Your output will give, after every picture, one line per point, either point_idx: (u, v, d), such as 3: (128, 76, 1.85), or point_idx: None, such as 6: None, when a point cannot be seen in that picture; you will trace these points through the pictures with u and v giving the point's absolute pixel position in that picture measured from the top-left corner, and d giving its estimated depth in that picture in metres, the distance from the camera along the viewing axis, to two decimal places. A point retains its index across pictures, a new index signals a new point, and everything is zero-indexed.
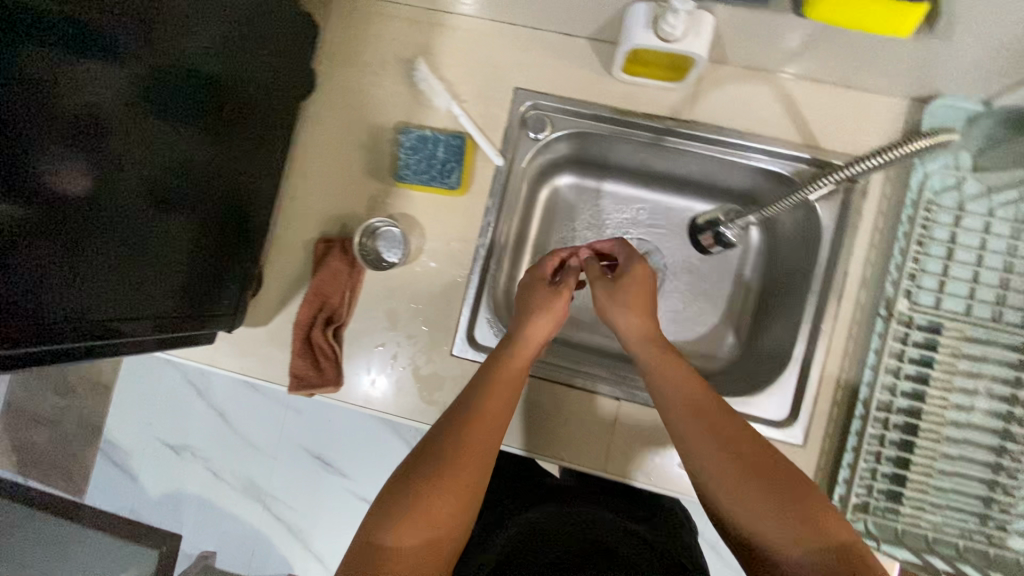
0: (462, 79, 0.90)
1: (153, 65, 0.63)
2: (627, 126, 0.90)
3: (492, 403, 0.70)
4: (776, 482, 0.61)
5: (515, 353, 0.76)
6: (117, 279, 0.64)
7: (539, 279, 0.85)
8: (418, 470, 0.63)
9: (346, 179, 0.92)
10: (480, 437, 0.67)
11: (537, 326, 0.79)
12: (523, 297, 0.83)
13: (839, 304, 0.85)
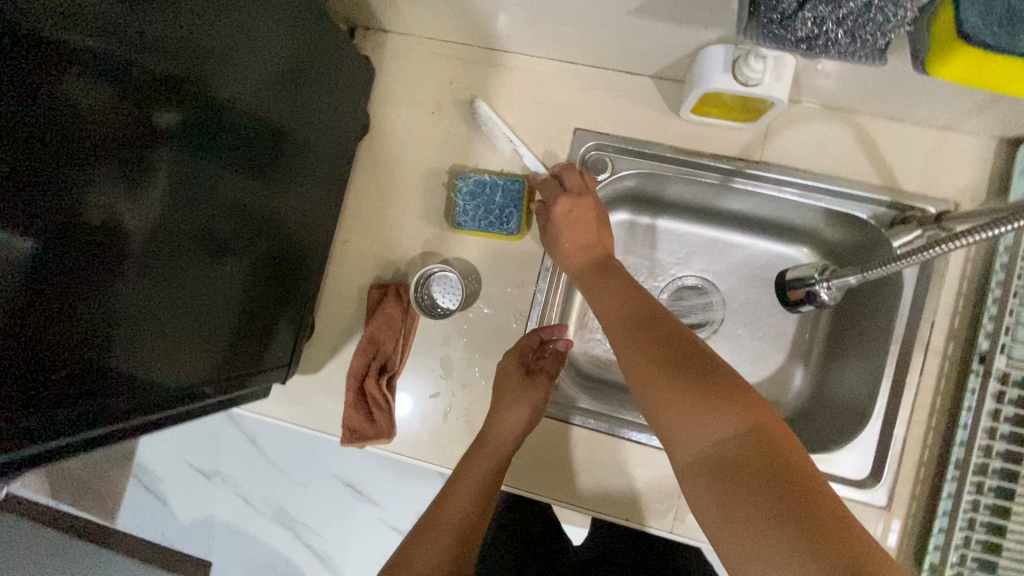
0: (521, 120, 0.88)
1: (215, 113, 0.60)
2: (694, 167, 0.86)
3: (457, 501, 0.76)
4: (766, 463, 0.45)
5: (485, 447, 0.79)
6: (169, 338, 0.60)
7: (513, 365, 0.83)
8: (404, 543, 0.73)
9: (400, 222, 0.89)
10: (453, 522, 0.74)
11: (507, 415, 0.80)
12: (499, 384, 0.82)
13: (923, 355, 0.80)
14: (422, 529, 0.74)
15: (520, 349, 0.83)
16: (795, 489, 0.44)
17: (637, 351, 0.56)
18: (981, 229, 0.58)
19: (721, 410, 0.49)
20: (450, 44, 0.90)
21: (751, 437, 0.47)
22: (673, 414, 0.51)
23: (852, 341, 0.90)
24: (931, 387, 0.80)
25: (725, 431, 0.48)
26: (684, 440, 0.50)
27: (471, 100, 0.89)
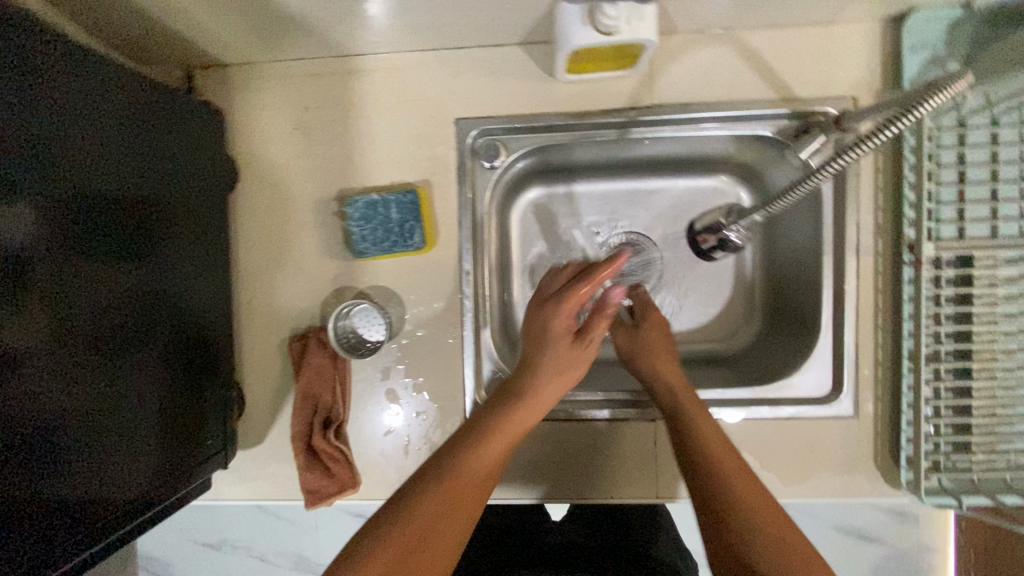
0: (396, 125, 0.81)
1: (71, 204, 0.55)
2: (588, 128, 0.82)
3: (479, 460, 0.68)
4: (774, 543, 0.61)
5: (520, 410, 0.73)
6: (80, 455, 0.56)
7: (562, 326, 0.77)
8: (410, 499, 0.63)
9: (302, 264, 0.83)
10: (475, 484, 0.66)
11: (546, 386, 0.75)
12: (547, 339, 0.77)
13: (857, 259, 0.79)
14: (446, 489, 0.64)
15: (569, 305, 0.77)
16: (773, 549, 0.61)
17: (693, 410, 0.74)
18: (854, 145, 0.55)
19: (732, 484, 0.67)
20: (299, 61, 0.82)
21: (773, 527, 0.63)
22: (743, 529, 0.63)
23: (789, 259, 0.88)
24: (871, 288, 0.79)
25: (757, 508, 0.65)
26: (700, 481, 0.69)
27: (339, 117, 0.82)
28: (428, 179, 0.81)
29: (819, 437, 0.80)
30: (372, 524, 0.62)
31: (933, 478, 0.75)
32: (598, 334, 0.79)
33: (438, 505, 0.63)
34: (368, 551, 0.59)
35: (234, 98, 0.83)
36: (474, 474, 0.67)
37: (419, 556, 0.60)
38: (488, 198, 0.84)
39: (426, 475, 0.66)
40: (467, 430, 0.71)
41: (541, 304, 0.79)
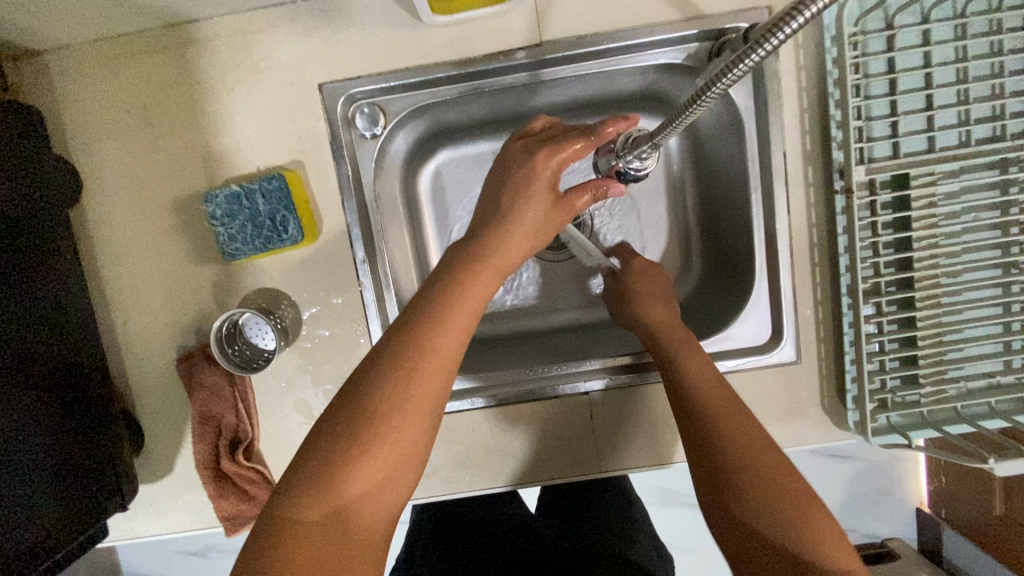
0: (253, 99, 0.70)
1: None
2: (476, 76, 0.71)
3: (449, 341, 0.48)
4: (768, 455, 0.53)
5: (487, 265, 0.55)
6: None
7: (546, 174, 0.61)
8: (375, 373, 0.46)
9: (176, 273, 0.73)
10: (431, 384, 0.46)
11: (515, 240, 0.59)
12: (525, 190, 0.60)
13: (788, 190, 0.71)
14: (377, 407, 0.44)
15: (569, 153, 0.61)
16: (768, 462, 0.53)
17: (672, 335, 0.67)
18: (780, 22, 0.37)
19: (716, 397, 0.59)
20: (125, 36, 0.69)
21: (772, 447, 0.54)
22: (738, 438, 0.55)
23: (722, 197, 0.80)
24: (805, 221, 0.72)
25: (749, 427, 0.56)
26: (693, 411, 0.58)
27: (184, 98, 0.70)
28: (300, 159, 0.70)
29: (762, 388, 0.75)
30: (304, 448, 0.45)
31: (881, 418, 0.71)
32: (569, 204, 0.63)
33: (383, 405, 0.44)
34: (302, 482, 0.43)
35: (56, 89, 0.70)
36: (453, 341, 0.49)
37: (362, 474, 0.44)
38: (376, 172, 0.74)
39: (406, 326, 0.48)
40: (417, 303, 0.51)
41: (528, 147, 0.63)
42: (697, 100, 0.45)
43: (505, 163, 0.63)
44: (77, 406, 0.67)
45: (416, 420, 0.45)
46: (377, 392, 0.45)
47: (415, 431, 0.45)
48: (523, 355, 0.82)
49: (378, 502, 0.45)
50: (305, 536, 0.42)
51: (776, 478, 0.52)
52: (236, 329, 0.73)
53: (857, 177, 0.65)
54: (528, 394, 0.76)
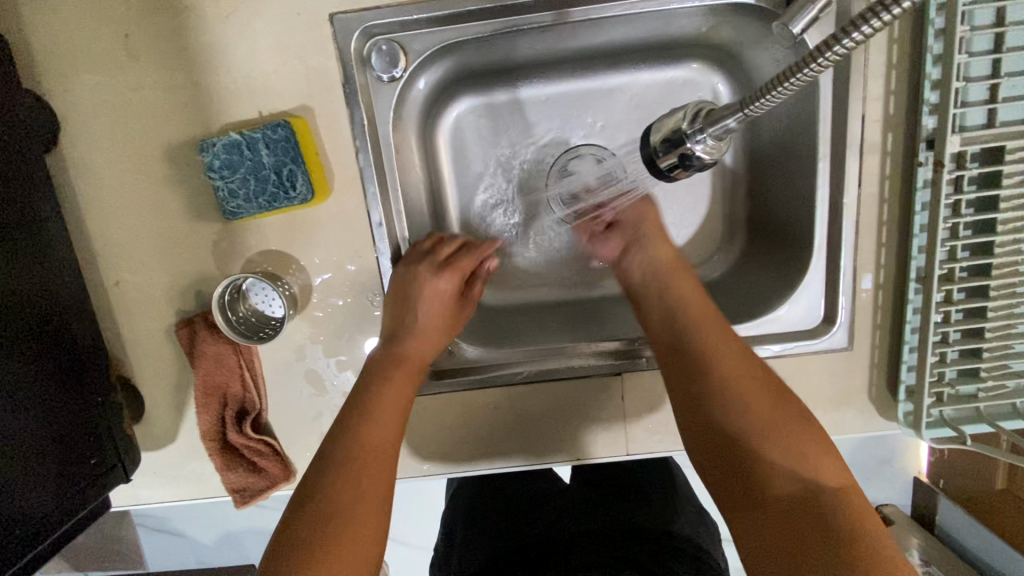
0: (252, 29, 0.60)
1: None
2: (512, 11, 0.61)
3: (381, 435, 0.54)
4: (811, 453, 0.50)
5: (403, 366, 0.60)
6: None
7: (443, 291, 0.64)
8: (327, 470, 0.51)
9: (171, 231, 0.65)
10: (378, 464, 0.52)
11: (429, 341, 0.63)
12: (420, 301, 0.63)
13: (858, 159, 0.63)
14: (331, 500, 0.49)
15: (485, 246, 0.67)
16: (823, 462, 0.50)
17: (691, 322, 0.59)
18: None
19: (755, 391, 0.53)
20: None
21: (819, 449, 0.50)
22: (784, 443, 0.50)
23: (780, 161, 0.72)
24: (876, 194, 0.65)
25: (794, 424, 0.51)
26: (727, 424, 0.52)
27: (171, 24, 0.60)
28: (308, 104, 0.61)
29: (809, 375, 0.70)
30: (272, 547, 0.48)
31: (934, 412, 0.66)
32: (466, 300, 0.67)
33: (334, 502, 0.49)
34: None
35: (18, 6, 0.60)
36: (384, 437, 0.54)
37: (338, 558, 0.47)
38: (394, 121, 0.65)
39: (352, 424, 0.54)
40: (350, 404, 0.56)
41: (414, 263, 0.65)
42: (778, 85, 0.46)
43: (408, 274, 0.63)
44: (73, 379, 0.62)
45: (366, 502, 0.50)
46: (327, 510, 0.49)
47: (367, 515, 0.49)
48: (547, 327, 0.76)
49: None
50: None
51: (826, 475, 0.49)
52: (240, 295, 0.66)
53: (950, 148, 0.57)
54: (554, 370, 0.70)
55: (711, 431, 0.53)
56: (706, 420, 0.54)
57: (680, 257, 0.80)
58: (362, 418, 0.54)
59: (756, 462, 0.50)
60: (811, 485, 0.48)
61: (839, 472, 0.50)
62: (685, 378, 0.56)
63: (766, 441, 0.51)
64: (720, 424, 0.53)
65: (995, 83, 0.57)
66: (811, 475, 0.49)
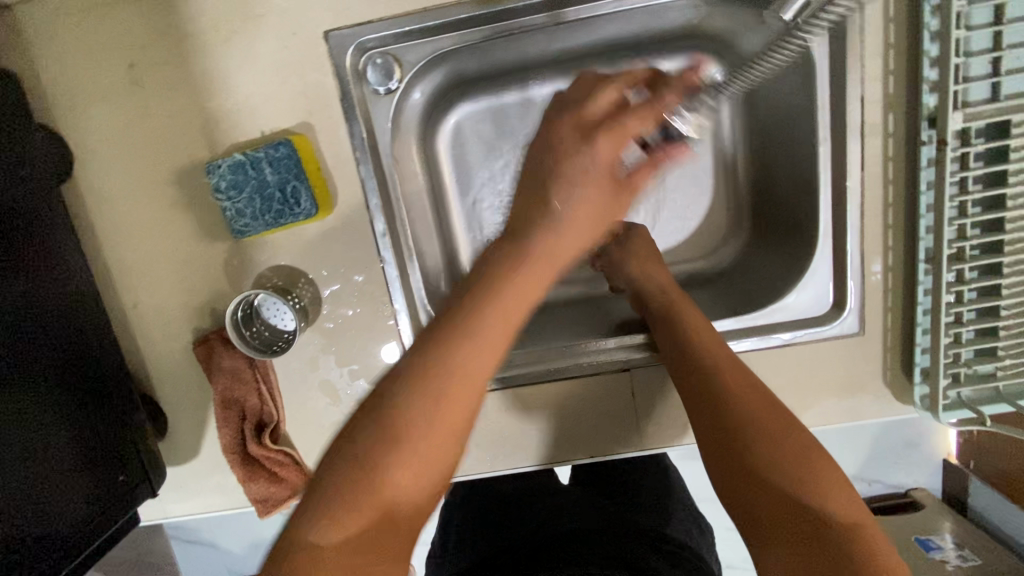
0: (250, 51, 0.61)
1: None
2: (503, 16, 0.61)
3: (502, 332, 0.43)
4: (821, 475, 0.48)
5: (511, 283, 0.45)
6: None
7: (607, 160, 0.52)
8: (410, 395, 0.40)
9: (183, 251, 0.67)
10: (474, 403, 0.42)
11: (564, 241, 0.49)
12: (574, 162, 0.51)
13: (860, 141, 0.63)
14: (413, 419, 0.40)
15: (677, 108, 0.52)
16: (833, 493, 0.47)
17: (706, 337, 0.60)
18: None
19: (773, 413, 0.53)
20: None
21: (833, 478, 0.48)
22: (787, 460, 0.49)
23: (782, 148, 0.71)
24: (880, 176, 0.64)
25: (812, 443, 0.51)
26: (735, 433, 0.52)
27: (172, 51, 0.61)
28: (308, 120, 0.63)
29: (822, 362, 0.69)
30: (316, 478, 0.40)
31: (951, 394, 0.65)
32: (630, 193, 0.53)
33: (416, 419, 0.40)
34: (326, 509, 0.38)
35: (26, 43, 0.62)
36: (480, 370, 0.42)
37: (407, 433, 0.40)
38: (392, 132, 0.66)
39: (516, 275, 0.45)
40: (469, 296, 0.44)
41: (580, 130, 0.52)
42: None
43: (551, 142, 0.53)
44: (98, 398, 0.64)
45: (458, 433, 0.41)
46: (386, 465, 0.39)
47: (456, 443, 0.41)
48: (555, 328, 0.77)
49: (413, 517, 0.41)
50: (336, 559, 0.38)
51: (837, 505, 0.47)
52: (253, 310, 0.68)
53: (952, 126, 0.57)
54: (563, 370, 0.71)
55: (727, 451, 0.52)
56: (723, 429, 0.53)
57: (683, 250, 0.81)
58: (499, 300, 0.44)
59: (756, 471, 0.50)
60: (819, 508, 0.47)
61: (852, 506, 0.47)
62: (701, 391, 0.56)
63: (762, 458, 0.50)
64: (732, 418, 0.53)
65: (996, 57, 0.56)
66: (817, 499, 0.47)
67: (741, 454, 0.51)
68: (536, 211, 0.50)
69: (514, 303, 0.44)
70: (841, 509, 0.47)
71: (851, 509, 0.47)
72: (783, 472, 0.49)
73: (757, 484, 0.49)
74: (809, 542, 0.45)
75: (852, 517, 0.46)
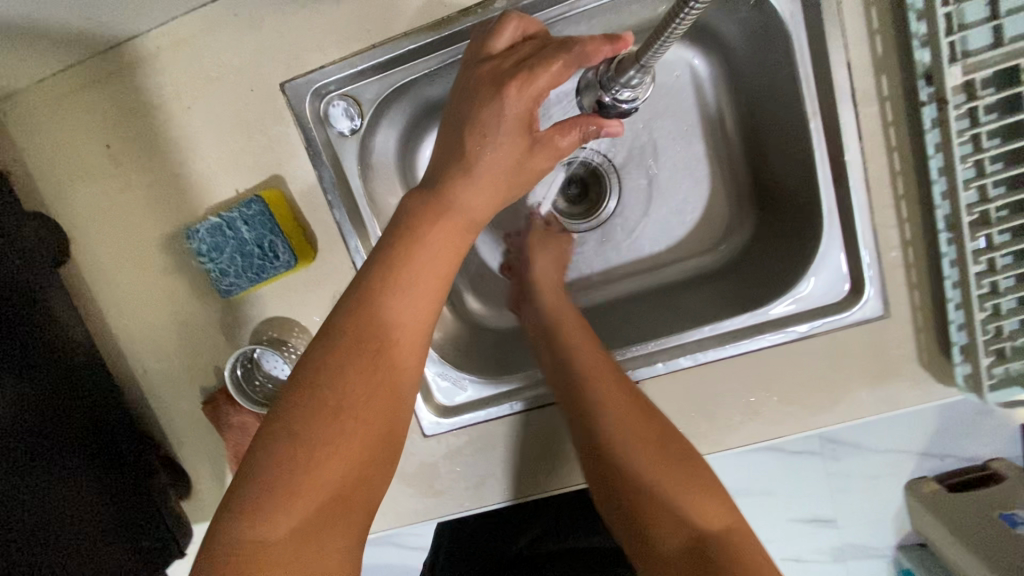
0: (216, 110, 0.62)
1: None
2: (454, 39, 0.60)
3: (421, 306, 0.50)
4: (696, 491, 0.53)
5: (443, 225, 0.51)
6: None
7: (519, 110, 0.52)
8: (332, 372, 0.46)
9: (178, 316, 0.68)
10: (396, 375, 0.48)
11: (479, 193, 0.53)
12: (494, 129, 0.52)
13: (853, 107, 0.58)
14: (335, 401, 0.45)
15: (583, 50, 0.50)
16: (707, 502, 0.52)
17: (591, 364, 0.61)
18: None
19: (654, 431, 0.56)
20: (70, 67, 0.63)
21: (702, 490, 0.53)
22: (666, 478, 0.53)
23: (775, 128, 0.67)
24: (881, 145, 0.59)
25: (682, 465, 0.54)
26: (614, 467, 0.55)
27: (142, 122, 0.63)
28: (279, 173, 0.63)
29: (850, 352, 0.62)
30: (247, 467, 0.45)
31: (999, 372, 0.58)
32: (552, 143, 0.54)
33: (341, 399, 0.46)
34: (261, 490, 0.44)
35: (14, 137, 0.65)
36: (411, 326, 0.49)
37: (348, 419, 0.45)
38: (365, 174, 0.66)
39: (445, 218, 0.52)
40: (376, 277, 0.49)
41: (496, 79, 0.53)
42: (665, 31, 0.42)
43: (471, 98, 0.53)
44: (111, 467, 0.65)
45: (382, 406, 0.47)
46: (316, 430, 0.45)
47: (384, 413, 0.47)
48: None
49: (354, 494, 0.46)
50: (283, 538, 0.43)
51: (709, 518, 0.52)
52: (253, 364, 0.68)
53: (951, 82, 0.52)
54: None
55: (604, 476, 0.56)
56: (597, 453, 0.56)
57: (684, 246, 0.77)
58: (406, 273, 0.49)
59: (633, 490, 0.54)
60: (692, 521, 0.51)
61: (724, 515, 0.52)
62: (584, 425, 0.58)
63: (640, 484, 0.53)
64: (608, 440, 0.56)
65: None
66: (692, 515, 0.51)
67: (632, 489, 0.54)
68: (451, 159, 0.54)
69: (421, 273, 0.50)
70: (714, 519, 0.52)
71: (716, 519, 0.52)
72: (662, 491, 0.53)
73: (632, 510, 0.53)
74: (690, 555, 0.50)
75: (721, 523, 0.52)
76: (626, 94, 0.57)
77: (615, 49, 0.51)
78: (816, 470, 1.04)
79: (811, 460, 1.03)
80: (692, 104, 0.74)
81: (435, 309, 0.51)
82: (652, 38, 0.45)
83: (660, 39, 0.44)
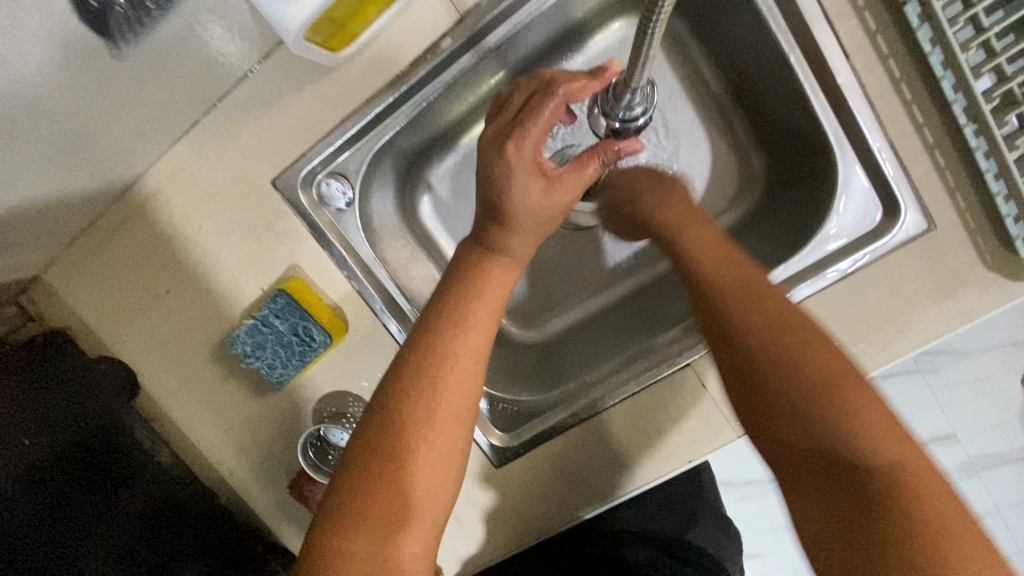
0: (221, 220, 0.66)
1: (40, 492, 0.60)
2: (415, 89, 0.63)
3: (476, 337, 0.54)
4: (867, 421, 0.42)
5: (488, 263, 0.57)
6: None
7: (525, 161, 0.56)
8: (399, 395, 0.51)
9: (238, 422, 0.71)
10: (456, 399, 0.52)
11: (515, 234, 0.57)
12: (508, 183, 0.56)
13: (829, 26, 0.56)
14: (403, 422, 0.50)
15: (570, 89, 0.55)
16: (877, 435, 0.42)
17: (729, 278, 0.51)
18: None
19: (788, 336, 0.46)
20: (97, 219, 0.68)
21: (884, 424, 0.42)
22: (842, 408, 0.43)
23: (755, 70, 0.65)
24: (872, 56, 0.56)
25: (864, 399, 0.43)
26: (766, 388, 0.46)
27: (163, 252, 0.68)
28: (295, 263, 0.67)
29: (906, 273, 0.58)
30: (334, 484, 0.51)
31: None
32: (573, 176, 0.58)
33: (409, 420, 0.50)
34: (342, 491, 0.50)
35: (52, 301, 0.70)
36: (471, 352, 0.53)
37: (420, 429, 0.50)
38: (370, 235, 0.71)
39: (489, 258, 0.57)
40: (433, 315, 0.55)
41: (498, 137, 0.57)
42: (640, 58, 0.46)
43: (481, 164, 0.58)
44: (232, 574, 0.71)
45: (448, 429, 0.51)
46: (383, 443, 0.50)
47: (450, 436, 0.51)
48: (605, 346, 0.78)
49: (421, 505, 0.50)
50: (354, 537, 0.48)
51: (880, 451, 0.41)
52: (323, 441, 0.69)
53: None
54: (629, 387, 0.67)
55: (735, 365, 0.48)
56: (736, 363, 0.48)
57: (702, 212, 0.75)
58: (465, 309, 0.54)
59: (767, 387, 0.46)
60: (854, 458, 0.41)
61: (902, 451, 0.41)
62: (735, 355, 0.48)
63: (808, 395, 0.44)
64: (740, 346, 0.47)
65: None
66: (867, 457, 0.41)
67: (828, 418, 0.43)
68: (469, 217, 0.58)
69: (480, 308, 0.55)
70: (883, 457, 0.41)
71: (917, 461, 0.41)
72: (842, 413, 0.43)
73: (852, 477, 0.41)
74: (849, 516, 0.40)
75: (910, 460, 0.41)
76: (633, 113, 0.60)
77: (604, 79, 0.57)
78: (921, 390, 1.03)
79: (913, 380, 1.02)
80: (668, 73, 0.73)
81: (491, 338, 0.55)
82: (632, 64, 0.48)
83: (635, 65, 0.48)
